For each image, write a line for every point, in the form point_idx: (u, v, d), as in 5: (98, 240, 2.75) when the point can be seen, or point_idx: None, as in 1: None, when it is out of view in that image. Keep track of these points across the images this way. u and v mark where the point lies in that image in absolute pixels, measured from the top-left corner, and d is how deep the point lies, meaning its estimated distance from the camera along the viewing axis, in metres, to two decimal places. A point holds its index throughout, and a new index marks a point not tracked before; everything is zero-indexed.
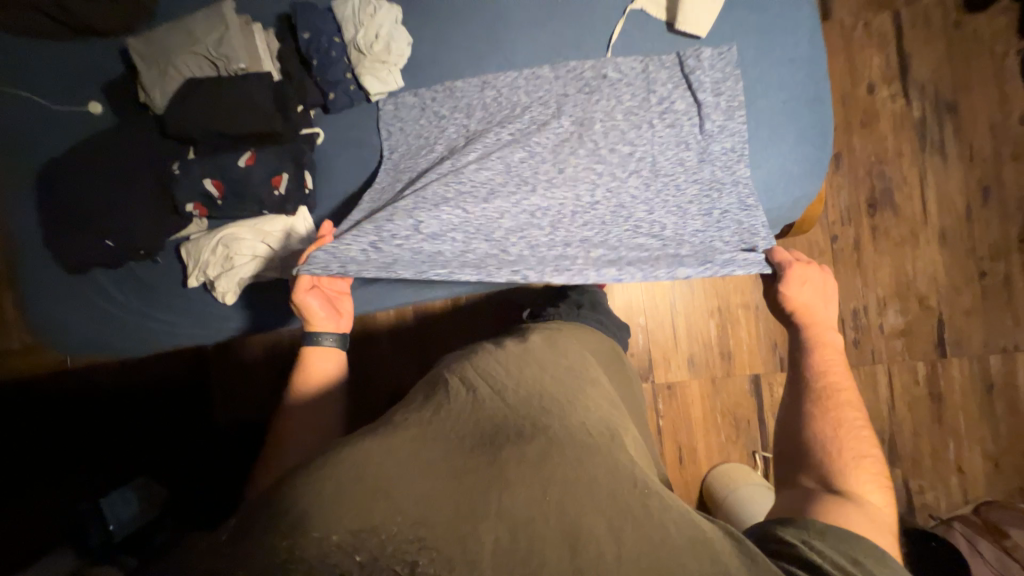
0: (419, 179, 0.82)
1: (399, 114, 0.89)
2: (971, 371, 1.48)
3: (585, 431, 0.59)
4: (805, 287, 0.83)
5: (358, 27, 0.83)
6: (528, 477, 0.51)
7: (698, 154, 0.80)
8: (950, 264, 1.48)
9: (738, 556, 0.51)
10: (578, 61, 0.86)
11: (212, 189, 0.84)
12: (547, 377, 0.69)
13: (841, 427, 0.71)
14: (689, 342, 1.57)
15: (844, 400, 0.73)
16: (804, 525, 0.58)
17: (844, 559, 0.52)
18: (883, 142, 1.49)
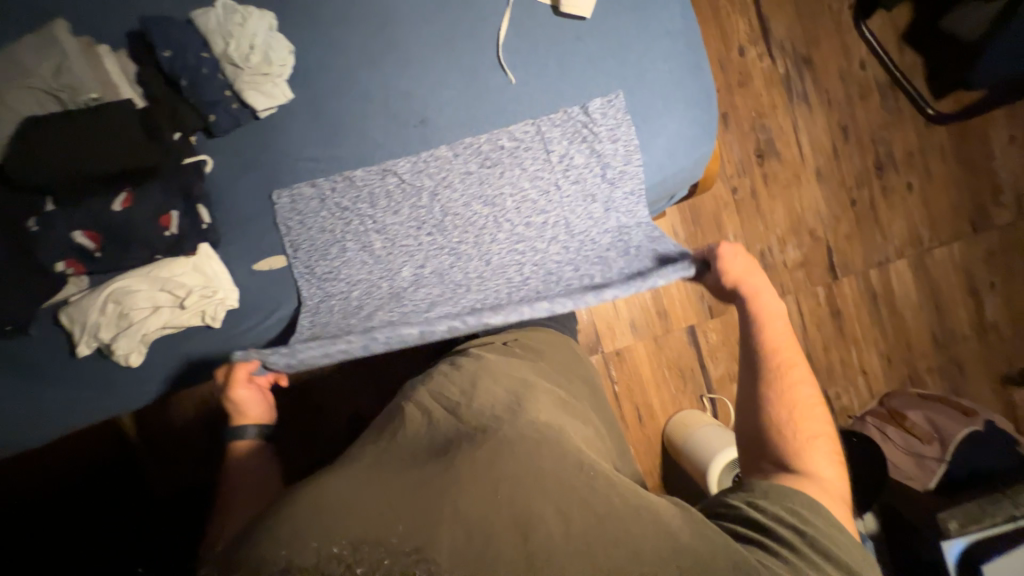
0: (357, 295, 0.86)
1: (297, 209, 0.84)
2: (858, 286, 1.71)
3: (536, 429, 0.61)
4: (737, 262, 0.86)
5: (227, 39, 0.76)
6: (485, 481, 0.52)
7: (605, 206, 0.88)
8: (828, 198, 1.69)
9: (686, 520, 0.55)
10: (473, 135, 0.85)
11: (88, 242, 0.75)
12: (502, 389, 0.69)
13: (793, 402, 0.72)
14: (629, 308, 1.66)
15: (791, 373, 0.74)
16: (752, 490, 0.64)
17: (785, 519, 0.59)
18: (759, 98, 1.66)
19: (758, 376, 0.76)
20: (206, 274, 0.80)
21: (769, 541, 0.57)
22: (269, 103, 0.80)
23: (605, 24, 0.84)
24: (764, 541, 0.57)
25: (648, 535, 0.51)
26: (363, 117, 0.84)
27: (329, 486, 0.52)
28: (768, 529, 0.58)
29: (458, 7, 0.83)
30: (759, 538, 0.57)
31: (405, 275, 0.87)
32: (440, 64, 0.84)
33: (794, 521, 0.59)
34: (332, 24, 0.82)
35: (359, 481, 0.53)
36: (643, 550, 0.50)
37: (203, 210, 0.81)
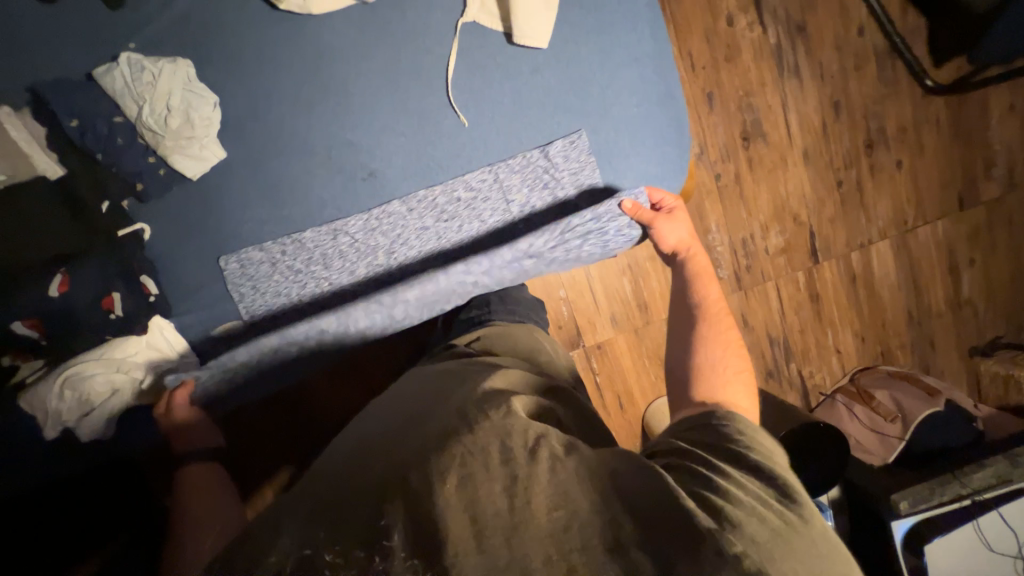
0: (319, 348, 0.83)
1: (247, 273, 0.79)
2: (839, 269, 1.70)
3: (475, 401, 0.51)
4: (677, 233, 0.81)
5: (140, 101, 0.69)
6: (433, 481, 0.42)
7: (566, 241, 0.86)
8: (814, 179, 1.63)
9: (624, 461, 0.46)
10: (426, 187, 0.80)
11: (31, 331, 0.71)
12: (454, 374, 0.64)
13: (715, 383, 0.60)
14: (609, 302, 1.65)
15: (724, 324, 0.70)
16: (704, 424, 0.52)
17: (731, 440, 0.48)
18: (747, 74, 1.53)
19: (702, 329, 0.70)
20: (164, 351, 0.79)
21: (714, 476, 0.44)
22: (200, 165, 0.74)
23: (565, 53, 0.76)
24: (710, 473, 0.45)
25: (584, 485, 0.43)
26: (305, 171, 0.78)
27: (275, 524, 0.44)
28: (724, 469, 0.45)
29: (400, 41, 0.75)
30: (712, 477, 0.44)
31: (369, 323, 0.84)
32: (384, 106, 0.76)
33: (751, 452, 0.47)
34: (259, 67, 0.73)
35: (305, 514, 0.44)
36: (582, 505, 0.41)
37: (148, 280, 0.79)
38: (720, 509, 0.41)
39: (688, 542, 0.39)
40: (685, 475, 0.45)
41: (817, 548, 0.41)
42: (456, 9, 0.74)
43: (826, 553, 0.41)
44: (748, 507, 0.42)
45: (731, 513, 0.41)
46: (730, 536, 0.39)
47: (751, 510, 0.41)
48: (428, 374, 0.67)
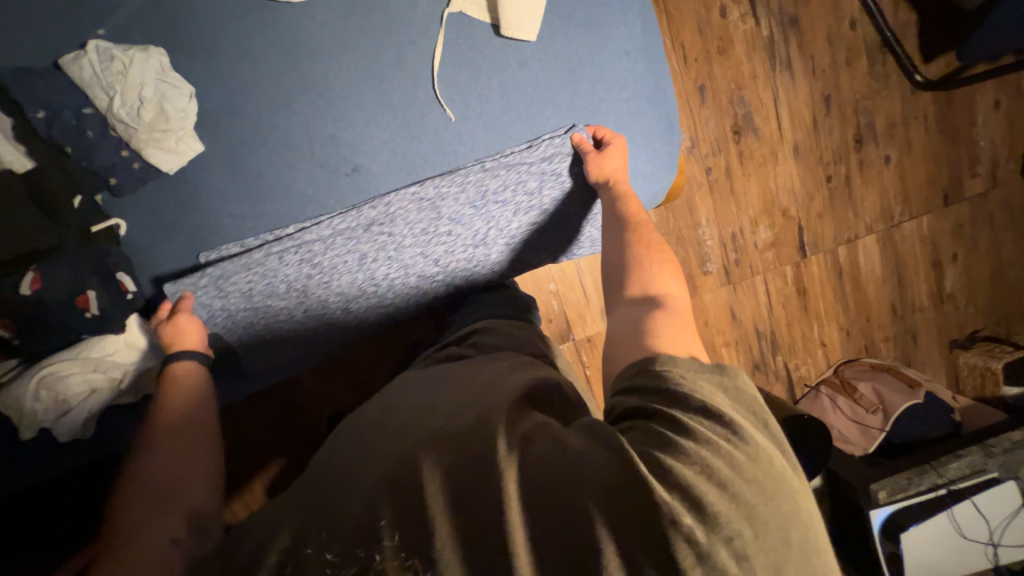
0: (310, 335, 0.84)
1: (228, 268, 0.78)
2: (826, 263, 1.72)
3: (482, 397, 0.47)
4: (609, 162, 0.76)
5: (111, 91, 0.66)
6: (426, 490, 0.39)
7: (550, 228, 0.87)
8: (803, 174, 1.64)
9: (584, 434, 0.43)
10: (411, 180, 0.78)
11: (0, 330, 0.69)
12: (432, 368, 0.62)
13: (643, 278, 0.64)
14: (599, 296, 1.65)
15: (652, 260, 0.66)
16: (643, 373, 0.48)
17: (674, 387, 0.45)
18: (739, 67, 1.52)
19: (625, 274, 0.66)
20: (141, 351, 0.78)
21: (668, 431, 0.42)
22: (176, 160, 0.71)
23: (554, 46, 0.75)
24: (664, 430, 0.42)
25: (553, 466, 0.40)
26: (285, 166, 0.75)
27: (266, 519, 0.43)
28: (679, 422, 0.42)
29: (383, 32, 0.72)
30: (666, 435, 0.41)
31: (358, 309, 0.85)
32: (368, 100, 0.74)
33: (696, 393, 0.44)
34: (237, 57, 0.71)
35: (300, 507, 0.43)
36: (546, 484, 0.39)
37: (125, 277, 0.76)
38: (671, 469, 0.39)
39: (653, 525, 0.37)
40: (639, 435, 0.43)
41: (765, 486, 0.39)
42: None
43: (777, 487, 0.40)
44: (697, 460, 0.39)
45: (685, 477, 0.39)
46: (683, 505, 0.38)
47: (702, 469, 0.39)
48: (433, 368, 0.64)
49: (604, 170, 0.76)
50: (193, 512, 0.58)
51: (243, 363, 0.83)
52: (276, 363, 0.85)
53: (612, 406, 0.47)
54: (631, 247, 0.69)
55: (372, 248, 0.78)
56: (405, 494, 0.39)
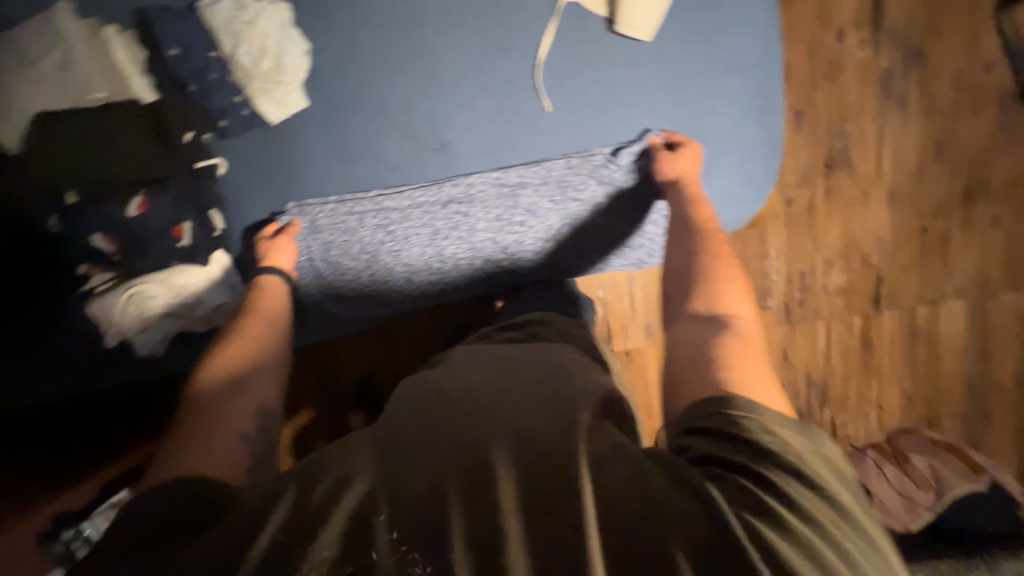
0: (370, 297, 0.85)
1: (313, 219, 0.81)
2: (900, 321, 1.58)
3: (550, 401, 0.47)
4: (677, 164, 0.73)
5: (236, 40, 0.71)
6: (493, 488, 0.39)
7: (625, 233, 0.83)
8: (894, 221, 1.51)
9: (666, 475, 0.41)
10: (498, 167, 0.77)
11: (106, 245, 0.76)
12: (492, 348, 0.62)
13: (708, 294, 0.62)
14: (646, 310, 1.56)
15: (720, 276, 0.63)
16: (718, 414, 0.45)
17: (768, 442, 0.42)
18: (846, 96, 1.41)
19: (686, 283, 0.65)
20: (217, 284, 0.83)
21: (769, 497, 0.39)
22: (281, 110, 0.75)
23: (667, 50, 0.72)
24: (762, 494, 0.39)
25: (629, 496, 0.39)
26: (378, 133, 0.77)
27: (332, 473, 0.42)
28: (769, 480, 0.40)
29: (496, 15, 0.72)
30: (770, 503, 0.39)
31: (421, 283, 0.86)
32: (469, 80, 0.74)
33: (789, 453, 0.41)
34: (353, 21, 0.72)
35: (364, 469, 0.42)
36: (620, 513, 0.38)
37: (216, 214, 0.81)
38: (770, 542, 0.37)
39: None
40: (728, 489, 0.40)
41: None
42: None
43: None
44: (803, 542, 0.37)
45: (783, 552, 0.36)
46: None
47: (808, 553, 0.36)
48: (484, 344, 0.65)
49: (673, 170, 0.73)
50: (261, 409, 0.62)
51: (304, 313, 0.86)
52: (335, 319, 0.88)
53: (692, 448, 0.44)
54: (696, 258, 0.67)
55: (445, 223, 0.80)
56: (473, 487, 0.40)
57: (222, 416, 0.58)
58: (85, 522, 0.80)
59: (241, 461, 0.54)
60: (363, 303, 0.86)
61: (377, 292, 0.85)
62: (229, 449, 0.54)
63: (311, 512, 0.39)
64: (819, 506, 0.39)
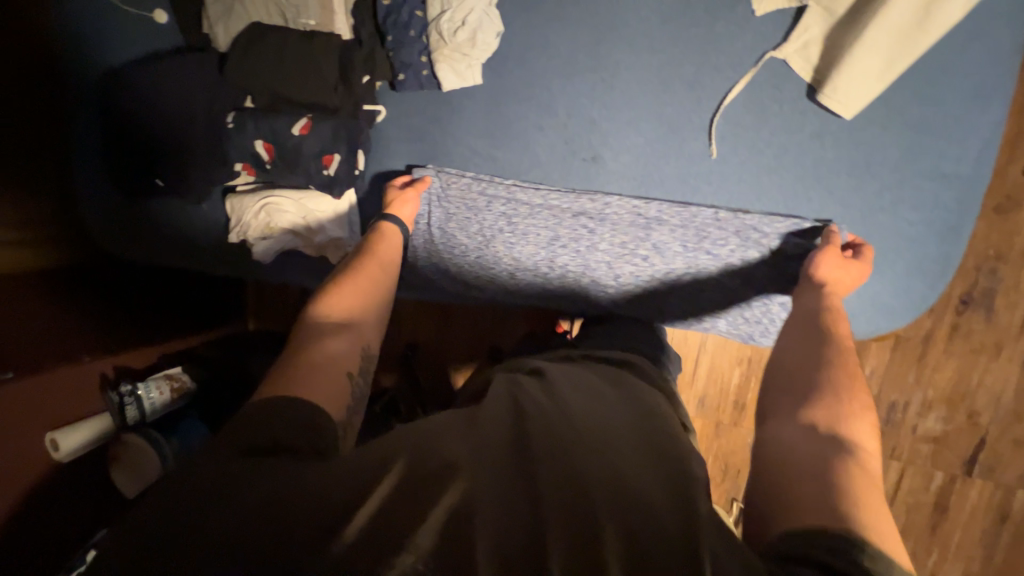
0: (472, 280, 0.86)
1: (446, 192, 0.83)
2: (990, 497, 1.39)
3: (656, 463, 0.45)
4: (842, 272, 0.67)
5: (445, 6, 0.72)
6: (600, 538, 0.38)
7: (741, 300, 0.79)
8: (1022, 388, 1.33)
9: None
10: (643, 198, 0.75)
11: (264, 152, 0.82)
12: (588, 373, 0.60)
13: (832, 407, 0.53)
14: (706, 382, 1.46)
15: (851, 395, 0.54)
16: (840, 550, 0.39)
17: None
18: (1012, 237, 1.26)
19: (809, 386, 0.57)
20: (339, 219, 0.87)
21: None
22: (457, 80, 0.76)
23: (862, 134, 0.67)
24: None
25: None
26: (535, 127, 0.78)
27: (431, 465, 0.43)
28: None
29: (695, 50, 0.70)
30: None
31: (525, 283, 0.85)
32: (642, 103, 0.73)
33: None
34: (552, 20, 0.73)
35: (463, 470, 0.42)
36: None
37: (360, 156, 0.83)
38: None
39: None
40: None
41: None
42: (773, 39, 0.67)
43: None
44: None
45: None
46: None
47: None
48: (580, 365, 0.64)
49: (822, 274, 0.67)
50: (363, 350, 0.63)
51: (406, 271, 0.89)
52: (432, 287, 0.90)
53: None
54: (825, 366, 0.58)
55: (570, 236, 0.80)
56: (579, 531, 0.38)
57: (325, 351, 0.59)
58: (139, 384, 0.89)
59: (342, 402, 0.56)
60: (464, 283, 0.87)
61: (481, 278, 0.86)
62: (332, 382, 0.56)
63: (416, 493, 0.41)
64: None
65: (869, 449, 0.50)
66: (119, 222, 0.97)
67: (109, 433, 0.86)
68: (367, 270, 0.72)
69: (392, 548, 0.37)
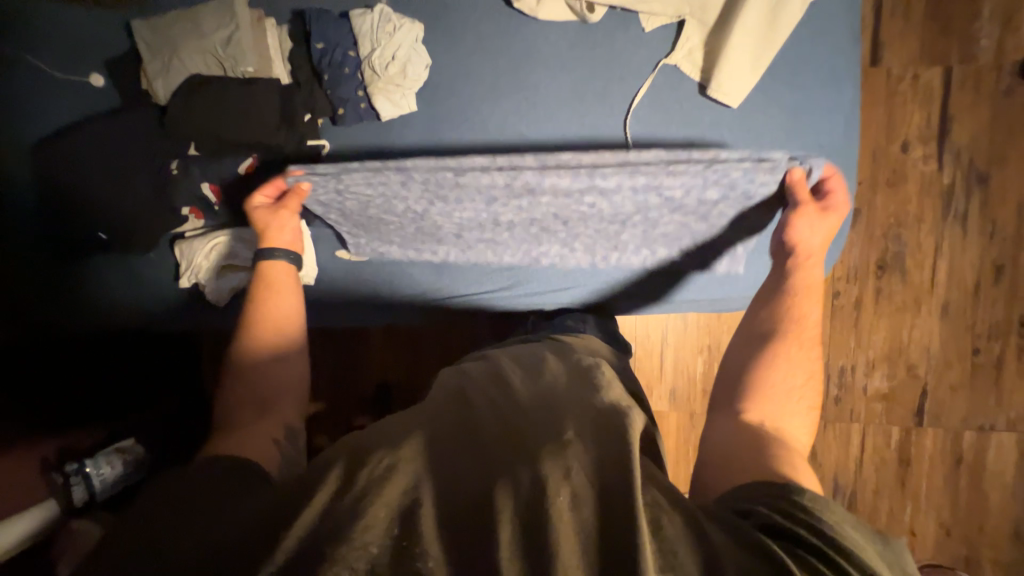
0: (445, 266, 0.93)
1: (354, 178, 0.79)
2: (943, 442, 1.49)
3: (585, 419, 0.52)
4: (820, 229, 0.76)
5: (375, 45, 0.80)
6: (541, 489, 0.44)
7: (699, 217, 0.82)
8: (946, 337, 1.47)
9: (726, 531, 0.46)
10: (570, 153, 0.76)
11: (211, 195, 0.87)
12: (527, 365, 0.67)
13: (774, 403, 0.69)
14: (674, 375, 1.52)
15: (789, 392, 0.70)
16: (787, 493, 0.52)
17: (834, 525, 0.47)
18: (906, 205, 1.44)
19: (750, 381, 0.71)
20: None
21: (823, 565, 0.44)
22: (393, 108, 0.83)
23: (750, 119, 0.78)
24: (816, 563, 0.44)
25: (696, 560, 0.42)
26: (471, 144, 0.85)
27: (378, 462, 0.48)
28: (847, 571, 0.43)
29: (600, 65, 0.80)
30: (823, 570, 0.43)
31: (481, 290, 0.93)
32: (563, 113, 0.82)
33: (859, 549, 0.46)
34: (473, 50, 0.82)
35: (406, 463, 0.48)
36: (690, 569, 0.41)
37: None
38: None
39: None
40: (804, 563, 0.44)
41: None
42: (662, 50, 0.79)
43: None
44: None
45: None
46: None
47: None
48: (523, 352, 0.72)
49: (812, 231, 0.76)
50: (287, 425, 0.72)
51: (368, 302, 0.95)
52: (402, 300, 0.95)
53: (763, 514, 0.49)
54: (770, 364, 0.73)
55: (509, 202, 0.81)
56: (521, 488, 0.45)
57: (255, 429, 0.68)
58: (87, 461, 0.90)
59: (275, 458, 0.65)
60: (437, 278, 0.94)
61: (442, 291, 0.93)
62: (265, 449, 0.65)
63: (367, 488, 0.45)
64: None
65: (801, 440, 0.66)
66: (68, 290, 0.94)
67: (54, 518, 0.87)
68: (275, 306, 0.80)
69: (342, 538, 0.41)
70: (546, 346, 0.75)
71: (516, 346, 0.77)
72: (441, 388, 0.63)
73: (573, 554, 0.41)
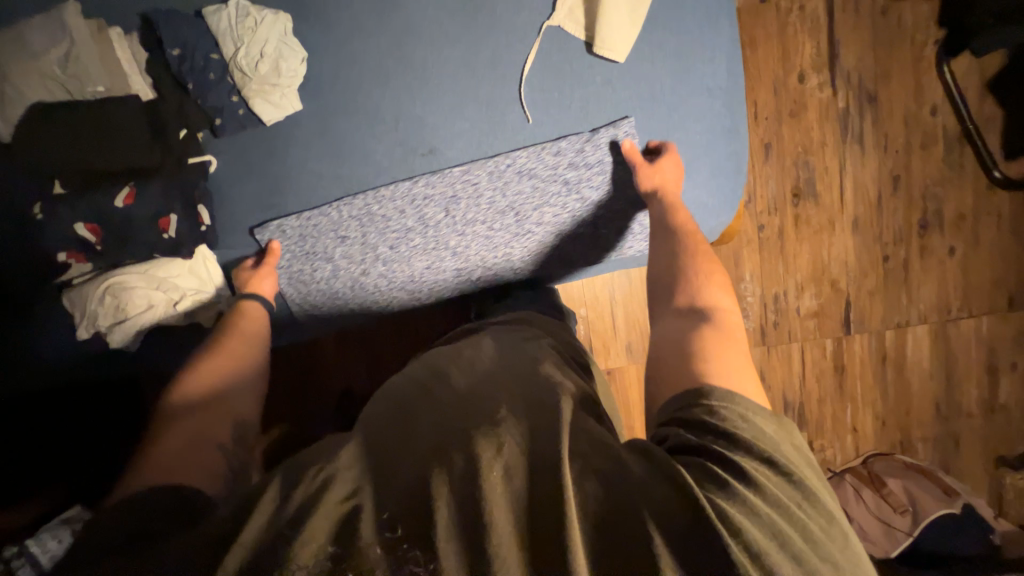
0: (371, 268, 0.89)
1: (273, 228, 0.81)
2: (869, 345, 1.64)
3: (520, 401, 0.55)
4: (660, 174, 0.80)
5: (238, 43, 0.73)
6: (474, 471, 0.46)
7: (622, 189, 0.86)
8: (860, 250, 1.59)
9: (645, 463, 0.50)
10: (491, 160, 0.82)
11: (89, 235, 0.76)
12: (467, 367, 0.65)
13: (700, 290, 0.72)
14: (627, 330, 1.57)
15: (704, 274, 0.74)
16: (699, 406, 0.55)
17: (734, 428, 0.52)
18: (809, 132, 1.52)
19: (671, 281, 0.75)
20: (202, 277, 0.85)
21: (722, 471, 0.49)
22: (294, 217, 0.84)
23: (640, 70, 0.79)
24: (718, 470, 0.49)
25: (611, 489, 0.47)
26: (370, 137, 0.82)
27: (313, 478, 0.48)
28: (739, 467, 0.49)
29: (483, 35, 0.78)
30: (726, 477, 0.48)
31: (412, 293, 0.93)
32: (457, 90, 0.80)
33: (747, 438, 0.52)
34: (349, 35, 0.78)
35: (345, 470, 0.50)
36: (607, 507, 0.46)
37: (203, 210, 0.82)
38: (726, 512, 0.46)
39: (708, 531, 0.44)
40: (700, 471, 0.49)
41: (824, 551, 0.46)
42: (544, 12, 0.77)
43: (829, 527, 0.48)
44: (761, 517, 0.46)
45: (734, 515, 0.46)
46: (751, 522, 0.46)
47: (768, 525, 0.46)
48: (462, 346, 0.73)
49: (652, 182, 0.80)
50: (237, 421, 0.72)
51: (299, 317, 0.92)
52: (328, 317, 0.94)
53: (668, 434, 0.55)
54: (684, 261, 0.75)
55: (445, 240, 0.87)
56: (454, 476, 0.46)
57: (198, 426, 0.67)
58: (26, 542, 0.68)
59: (208, 464, 0.63)
60: (362, 285, 0.90)
61: (369, 303, 0.92)
62: (206, 458, 0.64)
63: (300, 508, 0.46)
64: (776, 487, 0.49)
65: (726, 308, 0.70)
66: None
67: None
68: (235, 349, 0.78)
69: (282, 555, 0.42)
70: (482, 335, 0.77)
71: (459, 341, 0.78)
72: (382, 403, 0.61)
73: (507, 523, 0.45)
